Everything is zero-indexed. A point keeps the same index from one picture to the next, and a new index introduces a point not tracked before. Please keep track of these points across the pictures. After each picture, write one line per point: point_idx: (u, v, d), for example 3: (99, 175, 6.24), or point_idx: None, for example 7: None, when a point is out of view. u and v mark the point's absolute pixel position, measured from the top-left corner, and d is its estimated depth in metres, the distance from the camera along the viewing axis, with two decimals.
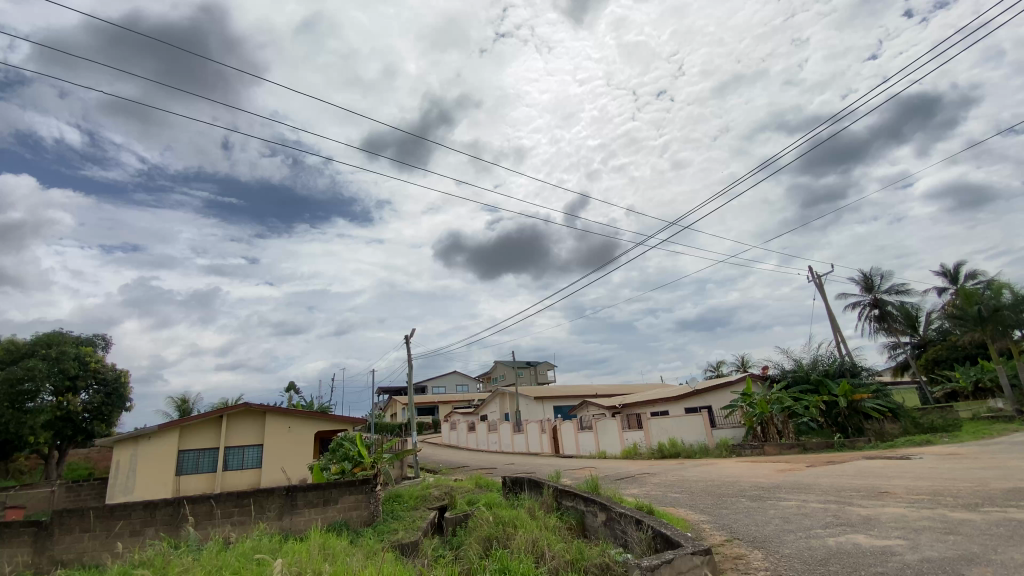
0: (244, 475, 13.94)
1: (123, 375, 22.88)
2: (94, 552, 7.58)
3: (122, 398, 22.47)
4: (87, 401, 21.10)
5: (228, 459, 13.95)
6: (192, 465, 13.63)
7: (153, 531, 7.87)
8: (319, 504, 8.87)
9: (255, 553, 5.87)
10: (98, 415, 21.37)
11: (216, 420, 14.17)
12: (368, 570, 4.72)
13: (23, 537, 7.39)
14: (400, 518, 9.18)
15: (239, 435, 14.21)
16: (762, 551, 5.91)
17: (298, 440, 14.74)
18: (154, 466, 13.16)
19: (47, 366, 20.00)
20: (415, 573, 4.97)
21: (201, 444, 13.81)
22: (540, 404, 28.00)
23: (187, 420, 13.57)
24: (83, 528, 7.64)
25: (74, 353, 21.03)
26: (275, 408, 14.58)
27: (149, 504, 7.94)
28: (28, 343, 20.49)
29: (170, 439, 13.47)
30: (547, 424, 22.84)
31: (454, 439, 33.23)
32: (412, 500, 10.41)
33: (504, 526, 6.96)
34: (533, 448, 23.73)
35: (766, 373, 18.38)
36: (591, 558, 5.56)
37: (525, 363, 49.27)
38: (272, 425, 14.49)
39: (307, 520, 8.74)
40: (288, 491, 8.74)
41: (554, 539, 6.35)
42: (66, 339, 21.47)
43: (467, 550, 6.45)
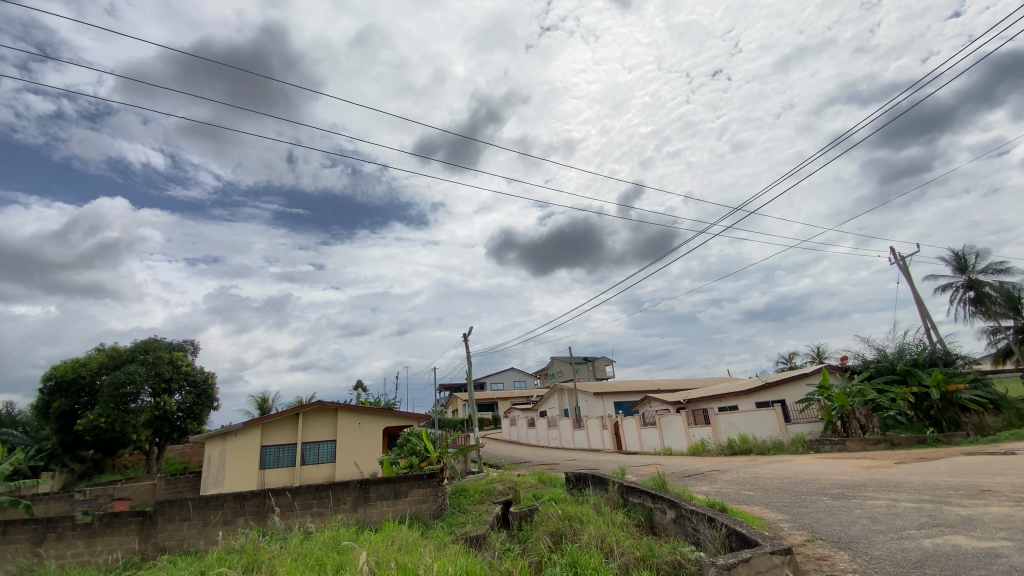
0: (320, 468, 14.76)
1: (210, 377, 24.85)
2: (192, 539, 8.30)
3: (210, 398, 24.42)
4: (180, 400, 23.11)
5: (305, 454, 14.80)
6: (274, 460, 14.59)
7: (243, 521, 8.49)
8: (390, 496, 9.23)
9: (335, 542, 6.22)
10: (189, 413, 23.33)
11: (293, 417, 15.08)
12: (439, 561, 4.88)
13: (131, 526, 8.21)
14: (467, 512, 9.37)
15: (314, 431, 15.05)
16: (848, 552, 5.52)
17: (368, 436, 15.43)
18: (240, 460, 14.20)
19: (146, 370, 22.14)
20: (486, 565, 5.08)
21: (281, 440, 14.76)
22: (600, 400, 27.67)
23: (267, 417, 14.54)
24: (182, 517, 8.36)
25: (167, 358, 23.13)
26: (346, 405, 15.32)
27: (238, 496, 8.57)
28: (130, 349, 22.81)
29: (253, 435, 14.51)
30: (609, 420, 22.55)
31: (514, 435, 33.54)
32: (478, 494, 10.61)
33: (571, 521, 6.93)
34: (594, 444, 23.47)
35: (845, 364, 17.16)
36: (661, 556, 5.42)
37: (583, 358, 48.92)
38: (343, 421, 15.24)
39: (380, 512, 9.12)
40: (361, 484, 9.15)
41: (623, 536, 6.26)
42: (161, 345, 23.67)
43: (536, 544, 6.47)
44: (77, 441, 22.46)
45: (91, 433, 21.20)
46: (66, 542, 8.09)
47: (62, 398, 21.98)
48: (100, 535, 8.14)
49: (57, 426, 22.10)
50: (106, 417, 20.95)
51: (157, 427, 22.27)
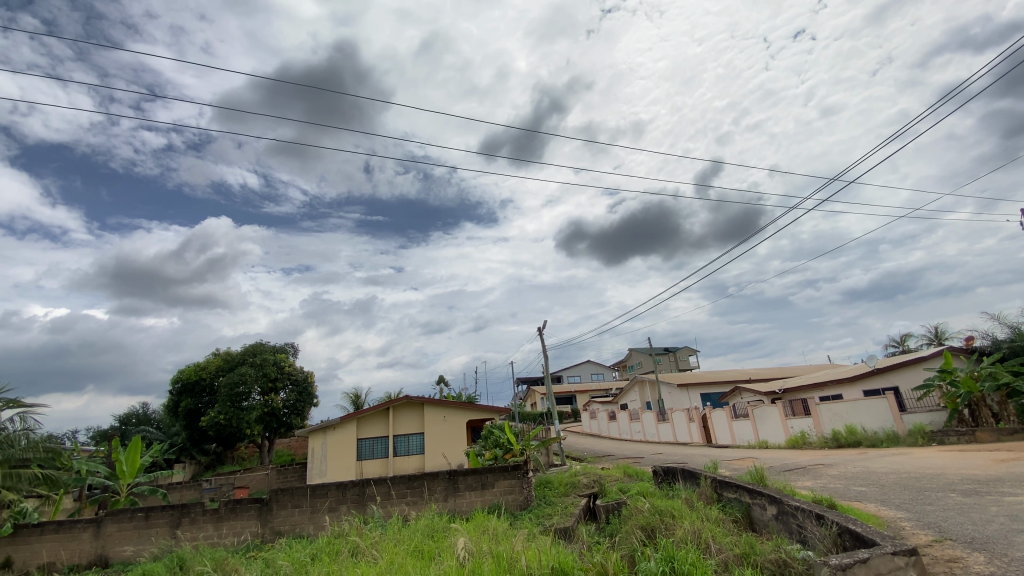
0: (411, 460, 15.50)
1: (309, 375, 26.91)
2: (304, 524, 9.04)
3: (311, 395, 26.46)
4: (285, 398, 25.27)
5: (397, 446, 15.62)
6: (369, 451, 15.52)
7: (346, 508, 9.12)
8: (477, 487, 9.48)
9: (430, 529, 6.51)
10: (294, 409, 25.44)
11: (384, 411, 15.95)
12: (530, 551, 4.96)
13: (251, 511, 9.09)
14: (553, 504, 9.39)
15: (404, 424, 15.82)
16: (986, 554, 4.86)
17: (454, 428, 15.99)
18: (340, 451, 15.27)
19: (255, 371, 24.45)
20: (576, 556, 5.09)
21: (374, 433, 15.67)
22: (685, 391, 26.62)
23: (361, 412, 15.49)
24: (294, 505, 9.13)
25: (272, 359, 25.35)
26: (431, 400, 15.96)
27: (340, 486, 9.21)
28: (241, 353, 25.27)
29: (350, 428, 15.53)
30: (696, 413, 21.64)
31: (595, 429, 33.20)
32: (563, 487, 10.59)
33: (662, 515, 6.72)
34: (681, 437, 22.63)
35: (971, 345, 15.17)
36: (764, 554, 5.11)
37: (663, 348, 47.32)
38: (430, 415, 15.88)
39: (469, 502, 9.40)
40: (450, 475, 9.47)
41: (720, 532, 5.96)
42: (266, 348, 26.00)
43: (626, 538, 6.34)
44: (202, 436, 25.29)
45: (213, 429, 23.76)
46: (199, 526, 9.09)
47: (188, 399, 24.84)
48: (227, 519, 9.10)
49: (186, 422, 25.01)
50: (225, 414, 23.40)
51: (267, 423, 24.51)
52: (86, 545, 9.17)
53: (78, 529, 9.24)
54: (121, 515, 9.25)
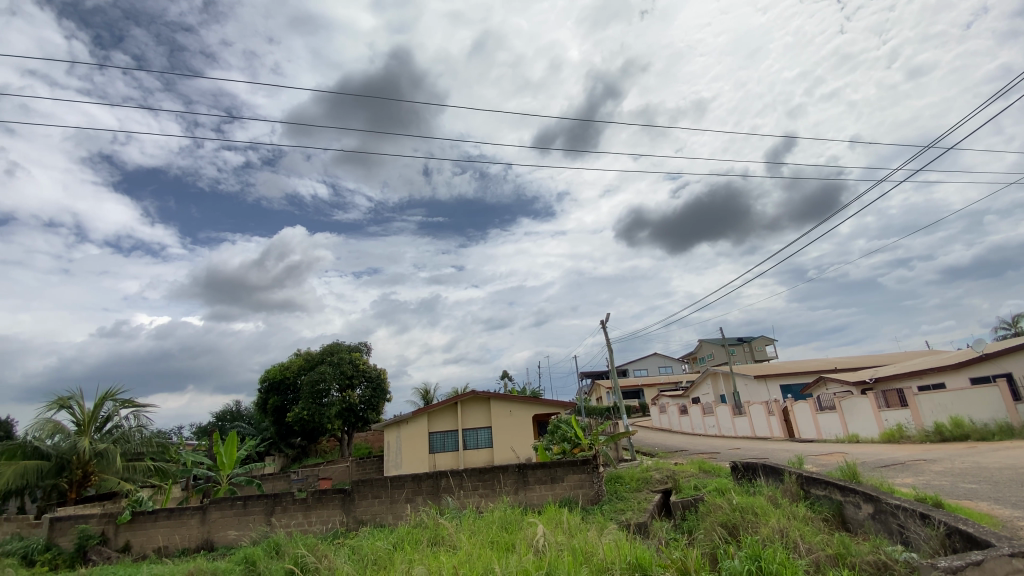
0: (481, 453, 15.82)
1: (382, 372, 28.14)
2: (383, 514, 9.49)
3: (384, 391, 27.66)
4: (361, 394, 26.61)
5: (466, 440, 15.98)
6: (440, 445, 15.99)
7: (421, 499, 9.47)
8: (547, 481, 9.51)
9: (503, 521, 6.61)
10: (369, 405, 26.75)
11: (453, 406, 16.37)
12: (603, 545, 4.92)
13: (335, 501, 9.65)
14: (625, 499, 9.23)
15: (472, 418, 16.16)
16: None
17: (521, 422, 16.16)
18: (413, 445, 15.85)
19: (333, 370, 25.95)
20: (651, 551, 4.99)
21: (444, 427, 16.12)
22: (763, 383, 25.26)
23: (431, 407, 15.97)
24: (374, 495, 9.59)
25: (348, 358, 26.76)
26: (498, 394, 16.19)
27: (415, 478, 9.58)
28: (320, 352, 26.88)
29: (422, 422, 16.06)
30: (776, 406, 20.45)
31: (665, 423, 32.26)
32: (634, 482, 10.38)
33: (743, 512, 6.42)
34: (759, 431, 21.49)
35: None
36: (860, 555, 4.74)
37: (736, 338, 45.15)
38: (496, 409, 16.13)
39: (539, 495, 9.45)
40: (519, 469, 9.57)
41: (810, 531, 5.61)
42: (342, 347, 27.49)
43: (706, 535, 6.12)
44: (289, 431, 27.20)
45: (298, 424, 25.47)
46: (290, 514, 9.78)
47: (275, 396, 26.79)
48: (314, 508, 9.73)
49: (274, 418, 26.98)
50: (307, 410, 25.00)
51: (346, 418, 25.91)
52: (194, 530, 10.12)
53: (186, 516, 10.22)
54: (223, 503, 10.13)
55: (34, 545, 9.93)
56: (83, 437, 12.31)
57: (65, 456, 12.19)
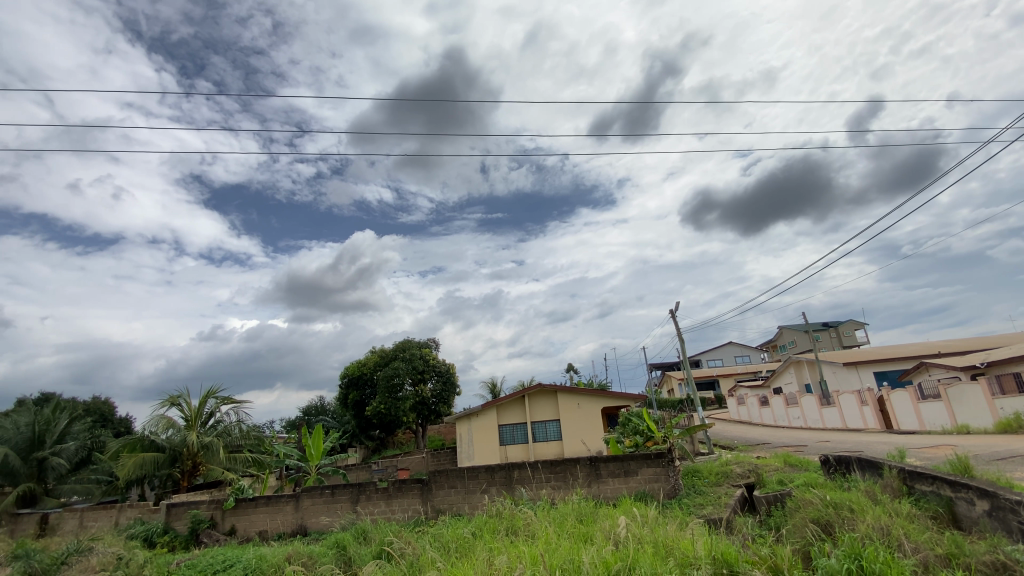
0: (551, 446, 15.89)
1: (451, 367, 28.92)
2: (460, 504, 9.80)
3: (454, 385, 28.46)
4: (432, 388, 27.55)
5: (536, 432, 16.10)
6: (510, 437, 16.21)
7: (496, 490, 9.68)
8: (621, 474, 9.38)
9: (577, 512, 6.60)
10: (441, 399, 27.63)
11: (520, 399, 16.51)
12: (681, 539, 4.80)
13: (414, 491, 10.08)
14: (705, 493, 8.91)
15: (541, 411, 16.23)
16: None
17: (589, 415, 16.04)
18: (484, 437, 16.17)
19: (405, 365, 27.06)
20: (734, 546, 4.78)
21: (513, 420, 16.31)
22: (855, 371, 23.43)
23: (499, 400, 16.19)
24: (450, 485, 9.92)
25: (419, 354, 27.78)
26: (565, 387, 16.13)
27: (489, 469, 9.79)
28: (393, 349, 28.10)
29: (491, 415, 16.33)
30: (870, 395, 18.89)
31: (745, 415, 30.74)
32: (714, 476, 9.98)
33: (836, 509, 5.99)
34: (851, 422, 19.94)
35: None
36: (975, 556, 4.28)
37: (821, 324, 42.07)
38: (565, 401, 16.09)
39: (613, 488, 9.34)
40: (591, 461, 9.49)
41: (915, 528, 5.14)
42: (413, 343, 28.56)
43: (795, 532, 5.77)
44: (368, 424, 28.69)
45: (376, 417, 26.80)
46: (373, 501, 10.33)
47: (354, 391, 28.37)
48: (395, 497, 10.22)
49: (354, 412, 28.59)
50: (384, 403, 26.25)
51: (420, 412, 26.94)
52: (289, 516, 10.95)
53: (282, 503, 11.07)
54: (313, 491, 10.87)
55: (155, 528, 11.19)
56: (191, 431, 13.70)
57: (177, 449, 13.62)
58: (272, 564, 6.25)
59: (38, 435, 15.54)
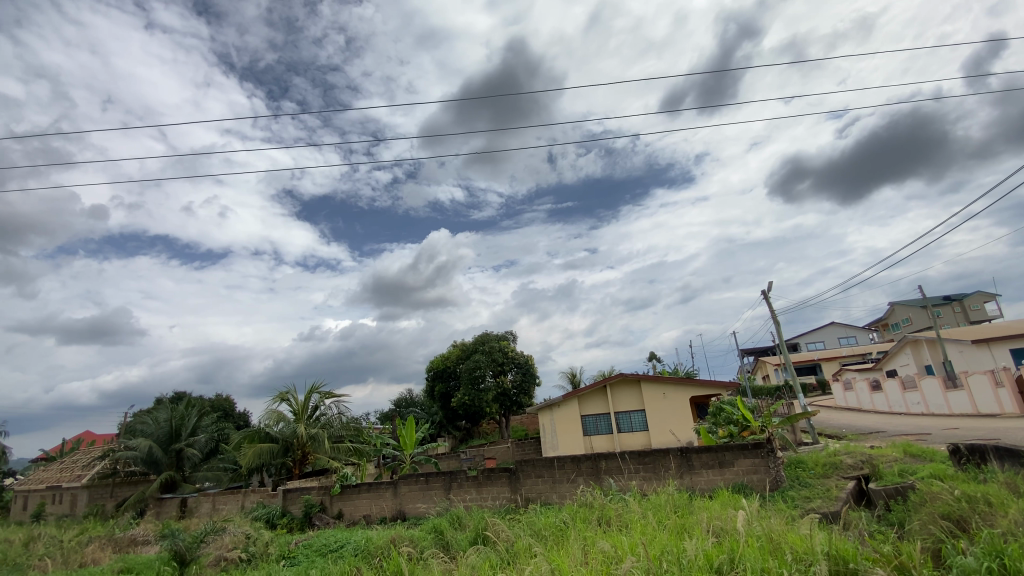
0: (637, 436, 15.54)
1: (530, 358, 29.15)
2: (548, 493, 9.87)
3: (534, 376, 28.68)
4: (512, 379, 27.95)
5: (620, 423, 15.81)
6: (594, 427, 16.05)
7: (583, 479, 9.65)
8: (715, 465, 8.94)
9: (670, 503, 6.40)
10: (522, 389, 27.99)
11: (602, 389, 16.26)
12: (786, 533, 4.50)
13: (503, 479, 10.31)
14: (811, 486, 8.27)
15: (624, 401, 15.90)
16: None
17: (676, 404, 15.49)
18: (567, 428, 16.14)
19: (485, 357, 27.72)
20: (847, 541, 4.41)
21: (596, 410, 16.11)
22: (987, 349, 20.61)
23: (581, 390, 16.04)
24: (537, 474, 10.03)
25: (498, 346, 28.31)
26: (648, 376, 15.68)
27: (575, 459, 9.77)
28: (473, 342, 28.86)
29: (573, 406, 16.24)
30: (1007, 375, 16.54)
31: (853, 401, 28.15)
32: (820, 468, 9.24)
33: (972, 502, 5.29)
34: (985, 407, 17.57)
35: None
36: None
37: (942, 298, 37.43)
38: (648, 391, 15.65)
39: (707, 480, 8.95)
40: (682, 452, 9.16)
41: None
42: (491, 336, 29.14)
43: (921, 528, 5.18)
44: (454, 415, 29.77)
45: (461, 408, 27.74)
46: (465, 489, 10.70)
47: (439, 383, 29.54)
48: (485, 485, 10.51)
49: (441, 403, 29.77)
50: (468, 395, 27.11)
51: (502, 403, 27.48)
52: (389, 502, 11.65)
53: (382, 490, 11.80)
54: (409, 479, 11.47)
55: (274, 511, 12.39)
56: (299, 424, 15.00)
57: (288, 440, 14.95)
58: (379, 546, 6.70)
59: (175, 429, 17.84)
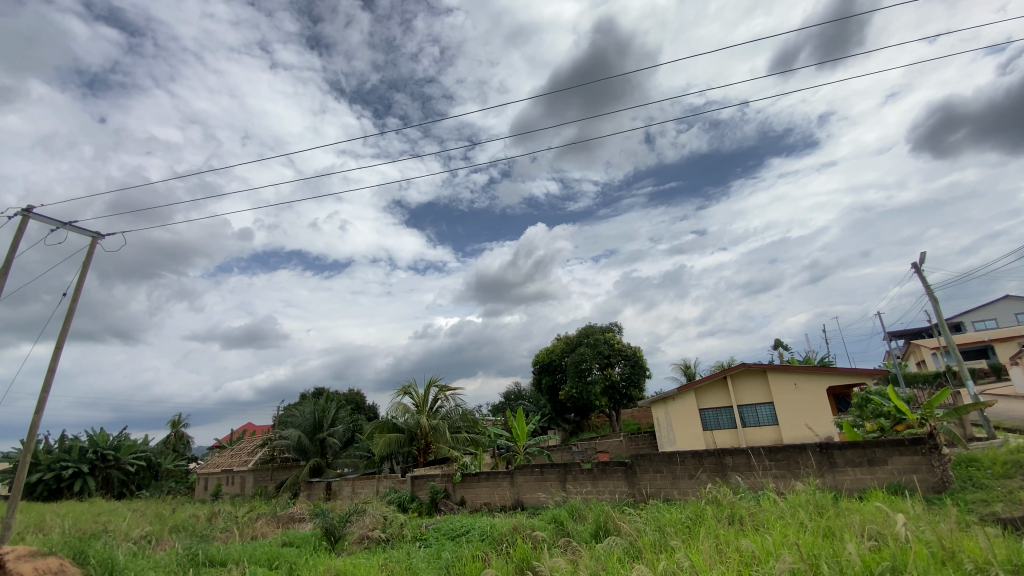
0: (765, 431, 14.36)
1: (638, 349, 28.14)
2: (668, 489, 9.49)
3: (643, 367, 27.65)
4: (621, 372, 27.23)
5: (744, 416, 14.71)
6: (714, 422, 15.10)
7: (706, 476, 9.15)
8: (863, 463, 7.93)
9: (812, 504, 5.77)
10: (631, 382, 27.12)
11: (722, 380, 15.24)
12: (963, 541, 3.82)
13: (619, 473, 10.12)
14: (990, 488, 6.95)
15: (748, 393, 14.75)
16: None
17: (809, 396, 14.08)
18: (686, 421, 15.37)
19: (591, 350, 27.41)
20: None
21: (716, 403, 15.12)
22: None
23: (698, 383, 15.17)
24: (655, 469, 9.71)
25: (603, 338, 27.82)
26: (775, 366, 14.39)
27: (696, 454, 9.30)
28: (578, 335, 28.71)
29: (690, 399, 15.42)
30: None
31: None
32: (1001, 467, 7.76)
33: None
34: None
35: None
36: None
37: None
38: (776, 382, 14.36)
39: (855, 479, 7.96)
40: (821, 448, 8.26)
41: None
42: (596, 329, 28.69)
43: None
44: (563, 407, 29.94)
45: (570, 400, 27.77)
46: (580, 482, 10.69)
47: (546, 376, 29.86)
48: (600, 478, 10.40)
49: (549, 397, 30.05)
50: (575, 387, 27.09)
51: (612, 396, 26.99)
52: (507, 491, 12.02)
53: (500, 479, 12.21)
54: (525, 469, 11.73)
55: (405, 496, 13.41)
56: (422, 415, 16.11)
57: (413, 430, 16.08)
58: (501, 534, 6.92)
59: (318, 420, 20.06)
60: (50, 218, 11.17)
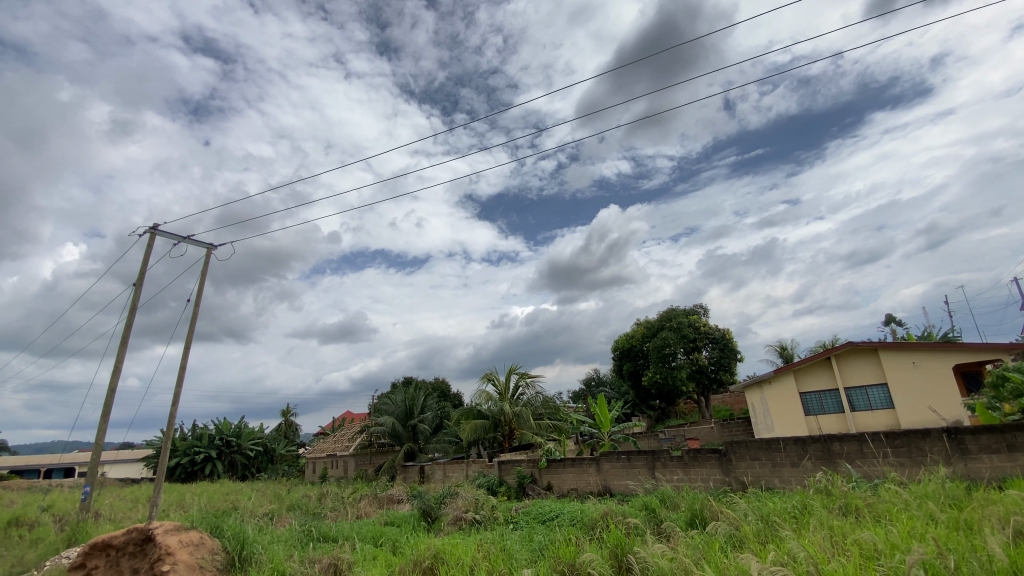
0: (878, 415, 13.06)
1: (726, 332, 26.63)
2: (768, 477, 8.94)
3: (734, 351, 26.09)
4: (708, 355, 25.97)
5: (853, 400, 13.45)
6: (818, 406, 13.97)
7: (812, 463, 8.50)
8: (1002, 449, 6.93)
9: (941, 494, 5.14)
10: (721, 366, 25.72)
11: (825, 362, 14.03)
12: None
13: (712, 461, 9.67)
14: None
15: (857, 374, 13.47)
16: None
17: (932, 377, 12.57)
18: (785, 405, 14.38)
19: (675, 334, 26.43)
20: None
21: (820, 386, 13.97)
22: None
23: (797, 364, 14.10)
24: (752, 457, 9.20)
25: (687, 321, 26.65)
26: (887, 344, 13.00)
27: (799, 440, 8.65)
28: (659, 319, 27.77)
29: (789, 382, 14.38)
30: None
31: None
32: None
33: None
34: None
35: None
36: None
37: None
38: (890, 361, 12.97)
39: (992, 467, 6.97)
40: (949, 432, 7.35)
41: None
42: (679, 312, 27.54)
43: None
44: (647, 393, 29.21)
45: (654, 386, 26.94)
46: (671, 469, 10.38)
47: (628, 362, 29.26)
48: (692, 465, 10.02)
49: (633, 383, 29.43)
50: (659, 373, 26.29)
51: (700, 380, 25.84)
52: (594, 477, 11.96)
53: (586, 465, 12.17)
54: (611, 456, 11.59)
55: (494, 480, 13.81)
56: (504, 402, 16.45)
57: (497, 416, 16.50)
58: (591, 520, 6.90)
59: (409, 408, 21.18)
60: (172, 234, 12.67)
